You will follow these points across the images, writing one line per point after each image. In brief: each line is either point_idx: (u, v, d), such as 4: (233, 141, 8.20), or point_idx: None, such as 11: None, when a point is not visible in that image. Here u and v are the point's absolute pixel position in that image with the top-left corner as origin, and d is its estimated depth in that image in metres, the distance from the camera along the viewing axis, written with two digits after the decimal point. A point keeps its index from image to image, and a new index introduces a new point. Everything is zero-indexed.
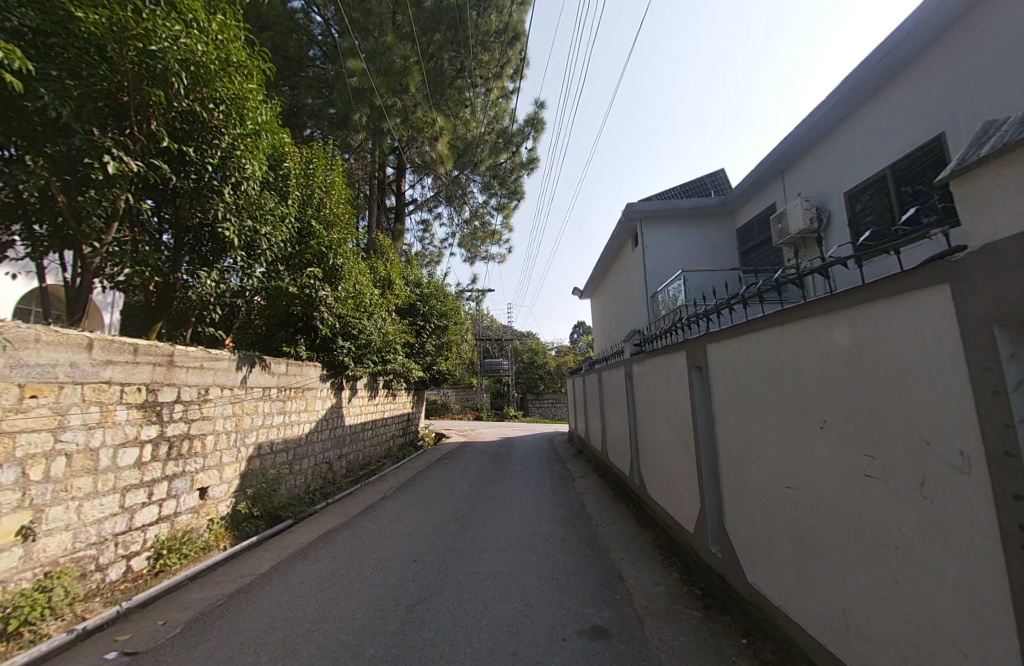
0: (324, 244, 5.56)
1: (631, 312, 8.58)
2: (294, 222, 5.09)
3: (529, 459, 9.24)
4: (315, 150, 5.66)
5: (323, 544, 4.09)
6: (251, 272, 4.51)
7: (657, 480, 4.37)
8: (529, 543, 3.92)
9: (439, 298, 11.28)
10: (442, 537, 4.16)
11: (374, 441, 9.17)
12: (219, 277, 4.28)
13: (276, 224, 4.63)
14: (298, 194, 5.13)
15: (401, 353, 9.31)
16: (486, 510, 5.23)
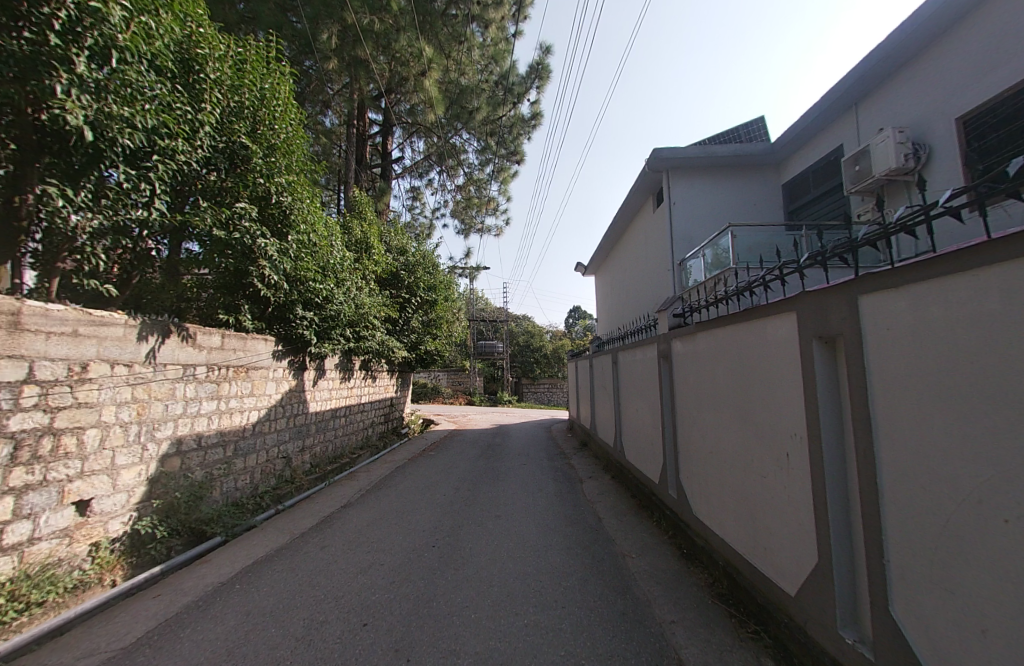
0: (259, 173, 4.57)
1: (648, 286, 7.32)
2: (209, 141, 4.07)
3: (527, 453, 8.11)
4: (252, 51, 4.60)
5: (241, 585, 2.91)
6: (144, 193, 3.67)
7: (718, 499, 3.30)
8: (536, 592, 2.76)
9: (427, 269, 9.88)
10: (415, 576, 2.99)
11: (349, 430, 7.96)
12: (82, 191, 3.32)
13: (178, 135, 3.74)
14: (217, 104, 4.15)
15: (380, 329, 8.03)
16: (476, 528, 4.11)
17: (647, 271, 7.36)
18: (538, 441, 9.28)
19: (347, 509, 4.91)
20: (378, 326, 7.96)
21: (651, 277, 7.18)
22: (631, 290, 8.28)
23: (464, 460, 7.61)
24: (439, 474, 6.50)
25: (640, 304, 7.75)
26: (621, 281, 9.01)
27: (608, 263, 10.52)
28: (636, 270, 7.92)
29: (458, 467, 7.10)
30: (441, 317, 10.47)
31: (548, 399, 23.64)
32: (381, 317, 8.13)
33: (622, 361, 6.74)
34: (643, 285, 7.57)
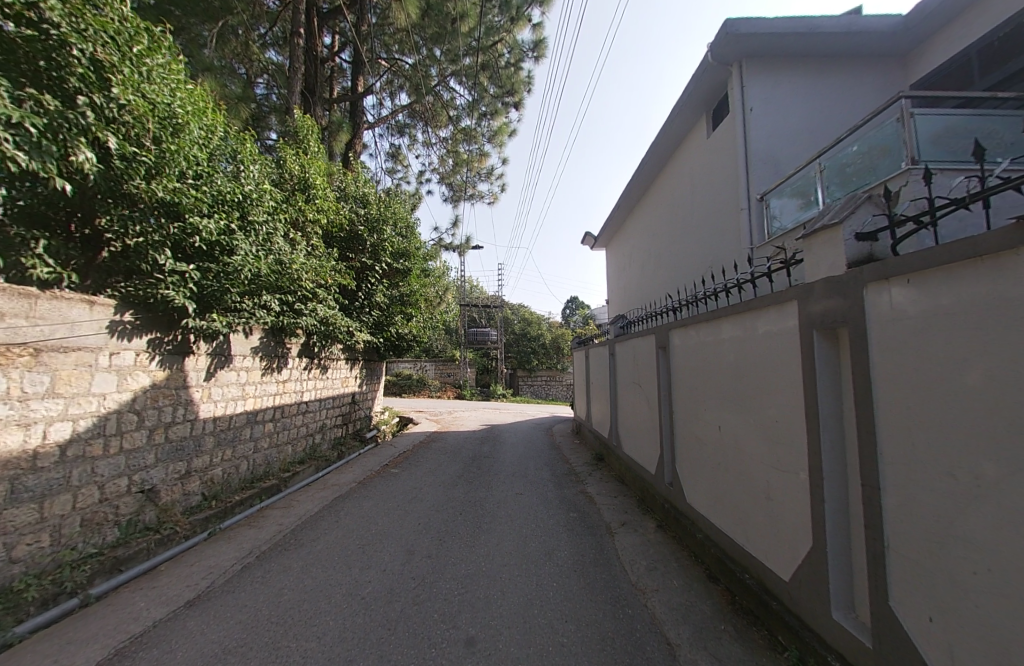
0: None
1: (696, 242, 5.09)
2: None
3: (535, 461, 5.88)
4: None
5: None
6: None
7: None
8: None
9: (402, 226, 7.43)
10: None
11: (280, 442, 5.50)
12: None
13: None
14: None
15: (331, 302, 5.98)
16: (443, 647, 2.02)
17: (694, 220, 5.15)
18: (544, 446, 7.09)
19: (217, 580, 2.73)
20: (319, 295, 5.67)
21: (702, 228, 4.96)
22: (666, 253, 6.04)
23: (448, 470, 5.40)
24: (404, 498, 4.29)
25: (682, 269, 5.52)
26: (650, 244, 6.77)
27: (627, 227, 8.23)
28: (675, 224, 5.71)
29: (435, 481, 4.86)
30: (418, 291, 7.74)
31: (546, 394, 21.49)
32: (332, 286, 5.99)
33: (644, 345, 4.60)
34: (687, 241, 5.33)
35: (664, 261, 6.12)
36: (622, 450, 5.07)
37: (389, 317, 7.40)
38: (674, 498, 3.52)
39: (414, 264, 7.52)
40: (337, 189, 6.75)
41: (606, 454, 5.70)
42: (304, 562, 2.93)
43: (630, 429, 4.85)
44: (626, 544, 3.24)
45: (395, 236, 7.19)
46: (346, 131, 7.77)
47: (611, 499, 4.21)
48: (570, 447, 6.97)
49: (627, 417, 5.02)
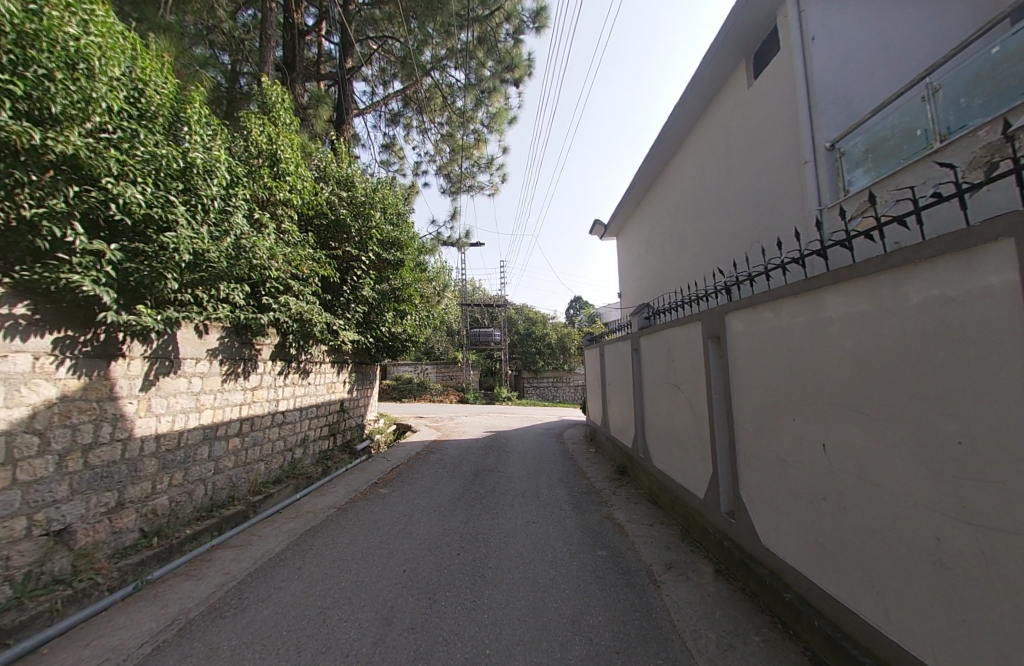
0: None
1: (735, 212, 4.22)
2: None
3: (549, 477, 5.00)
4: None
5: None
6: None
7: None
8: None
9: (392, 211, 6.57)
10: None
11: (249, 460, 4.62)
12: None
13: None
14: None
15: (309, 295, 5.12)
16: None
17: (732, 187, 4.27)
18: (557, 457, 6.22)
19: None
20: (292, 288, 4.83)
21: (742, 195, 4.09)
22: (694, 232, 5.17)
23: (446, 490, 4.54)
24: (389, 531, 3.44)
25: (716, 248, 4.64)
26: (672, 224, 5.91)
27: (643, 210, 7.37)
28: (705, 196, 4.85)
29: (429, 507, 4.00)
30: (412, 284, 6.85)
31: (553, 396, 20.66)
32: (312, 277, 5.15)
33: (674, 336, 3.70)
34: (723, 214, 4.45)
35: (690, 244, 5.28)
36: (652, 463, 4.19)
37: (379, 313, 6.54)
38: (737, 536, 2.62)
39: (407, 255, 6.66)
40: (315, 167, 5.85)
41: (632, 467, 4.82)
42: (239, 640, 2.11)
43: (660, 439, 3.97)
44: (681, 602, 2.37)
45: (384, 223, 6.33)
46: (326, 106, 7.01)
47: (647, 530, 3.33)
48: (586, 456, 6.09)
49: (654, 424, 4.12)
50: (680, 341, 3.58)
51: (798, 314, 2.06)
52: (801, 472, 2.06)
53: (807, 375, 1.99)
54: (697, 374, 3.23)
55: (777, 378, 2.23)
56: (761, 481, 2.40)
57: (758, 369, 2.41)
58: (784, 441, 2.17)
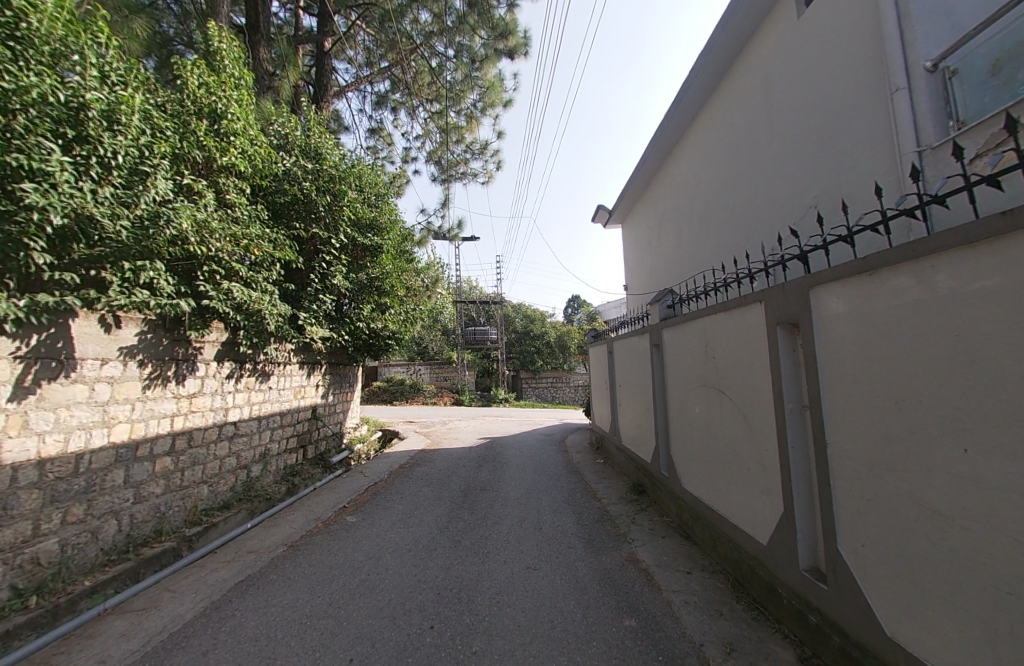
0: None
1: (784, 173, 3.40)
2: None
3: (552, 498, 4.15)
4: None
5: None
6: None
7: None
8: None
9: (369, 191, 5.71)
10: None
11: (184, 484, 3.76)
12: None
13: None
14: None
15: (263, 281, 4.24)
16: None
17: (778, 143, 3.45)
18: (560, 470, 5.38)
19: None
20: (240, 273, 3.95)
21: (793, 149, 3.27)
22: (723, 206, 4.35)
23: (427, 518, 3.69)
24: (344, 585, 2.60)
25: (755, 221, 3.82)
26: (693, 200, 5.09)
27: (654, 190, 6.54)
28: (739, 159, 4.03)
29: (402, 544, 3.15)
30: (394, 273, 5.95)
31: (552, 397, 19.80)
32: (268, 261, 4.29)
33: (708, 324, 2.86)
34: (765, 177, 3.63)
35: (719, 219, 4.45)
36: (680, 486, 3.35)
37: (355, 306, 5.64)
38: (833, 612, 1.79)
39: (388, 241, 5.81)
40: (274, 131, 4.83)
41: (650, 487, 3.98)
42: None
43: (691, 458, 3.13)
44: None
45: (359, 202, 5.47)
46: (293, 67, 6.17)
47: (684, 584, 2.49)
48: (593, 469, 5.25)
49: (682, 438, 3.28)
50: (717, 331, 2.72)
51: (973, 275, 1.22)
52: (980, 543, 1.23)
53: (998, 377, 1.17)
54: (747, 374, 2.39)
55: (918, 382, 1.39)
56: (879, 539, 1.57)
57: (874, 365, 1.57)
58: (942, 486, 1.33)
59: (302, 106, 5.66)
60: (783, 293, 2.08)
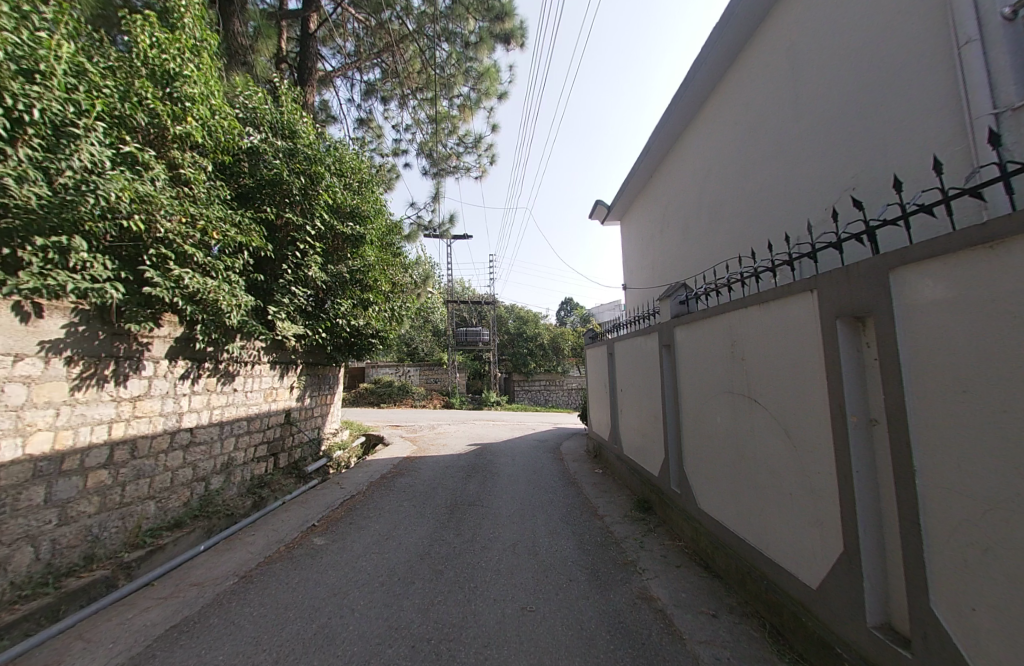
0: None
1: (822, 149, 3.03)
2: None
3: (548, 516, 3.69)
4: None
5: None
6: None
7: None
8: None
9: (349, 177, 5.24)
10: None
11: (125, 501, 3.25)
12: None
13: None
14: None
15: (224, 270, 3.74)
16: None
17: (815, 117, 3.10)
18: (556, 481, 4.93)
19: None
20: (195, 258, 3.44)
21: (834, 122, 2.92)
22: (742, 191, 3.98)
23: (405, 541, 3.22)
24: (298, 632, 2.12)
25: (783, 206, 3.44)
26: (703, 189, 4.73)
27: (658, 181, 6.17)
28: (762, 139, 3.68)
29: (374, 576, 2.68)
30: (377, 267, 5.48)
31: (545, 401, 19.34)
32: (229, 247, 3.79)
33: (734, 318, 2.43)
34: (798, 155, 3.26)
35: (738, 208, 4.06)
36: (697, 506, 2.92)
37: (334, 301, 5.15)
38: None
39: (370, 230, 5.33)
40: (240, 102, 4.34)
41: (657, 504, 3.55)
42: None
43: (712, 475, 2.71)
44: None
45: (339, 187, 5.00)
46: (270, 41, 5.69)
47: (710, 633, 2.05)
48: (592, 481, 4.80)
49: (701, 452, 2.85)
50: (746, 326, 2.30)
51: None
52: None
53: None
54: (790, 377, 1.96)
55: None
56: (1002, 604, 1.15)
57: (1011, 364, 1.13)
58: None
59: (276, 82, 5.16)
60: (844, 276, 1.66)
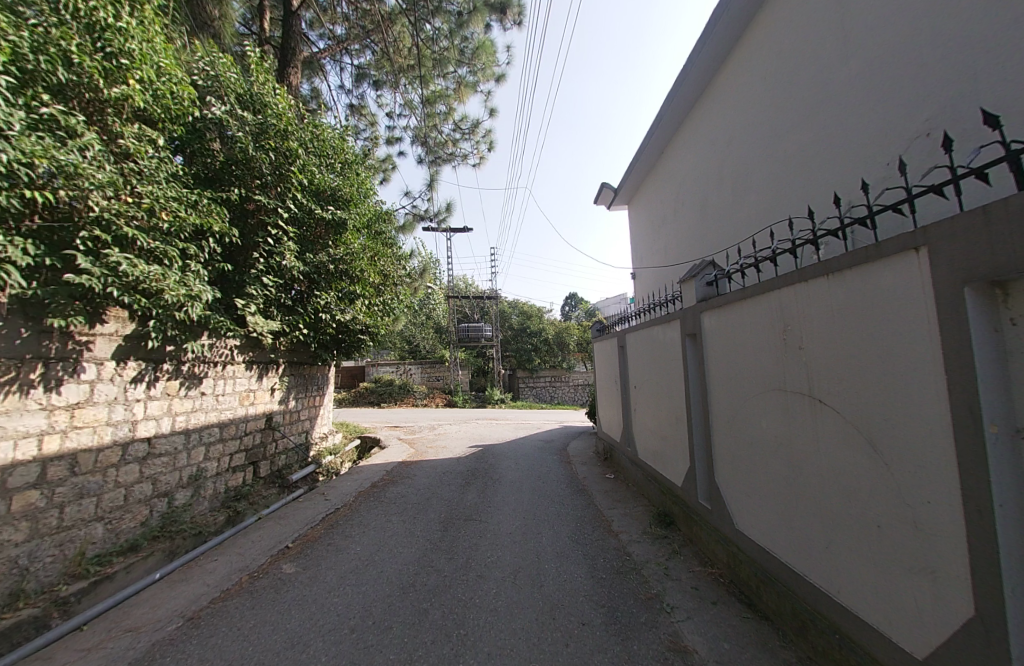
0: None
1: (892, 90, 2.51)
2: None
3: (555, 534, 3.21)
4: None
5: None
6: None
7: None
8: None
9: (327, 156, 4.72)
10: None
11: (65, 525, 2.80)
12: None
13: None
14: None
15: (178, 258, 3.27)
16: None
17: (875, 54, 2.59)
18: (565, 489, 4.44)
19: None
20: (138, 243, 2.97)
21: (904, 56, 2.41)
22: (784, 154, 3.48)
23: (388, 569, 2.73)
24: None
25: (836, 164, 2.94)
26: (730, 158, 4.23)
27: (672, 155, 5.64)
28: (809, 90, 3.17)
29: (346, 619, 2.20)
30: (363, 255, 4.99)
31: (551, 397, 18.86)
32: (183, 233, 3.33)
33: (786, 295, 1.92)
34: (859, 102, 2.75)
35: (779, 172, 3.53)
36: (734, 527, 2.42)
37: (316, 294, 4.67)
38: None
39: (354, 215, 4.85)
40: (196, 69, 3.82)
41: (681, 518, 3.06)
42: None
43: (757, 491, 2.20)
44: None
45: (317, 166, 4.51)
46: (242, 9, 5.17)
47: None
48: (603, 489, 4.30)
49: (740, 461, 2.36)
50: (807, 304, 1.79)
51: None
52: None
53: None
54: (879, 367, 1.46)
55: None
56: None
57: None
58: None
59: (247, 52, 4.67)
60: (975, 220, 1.14)
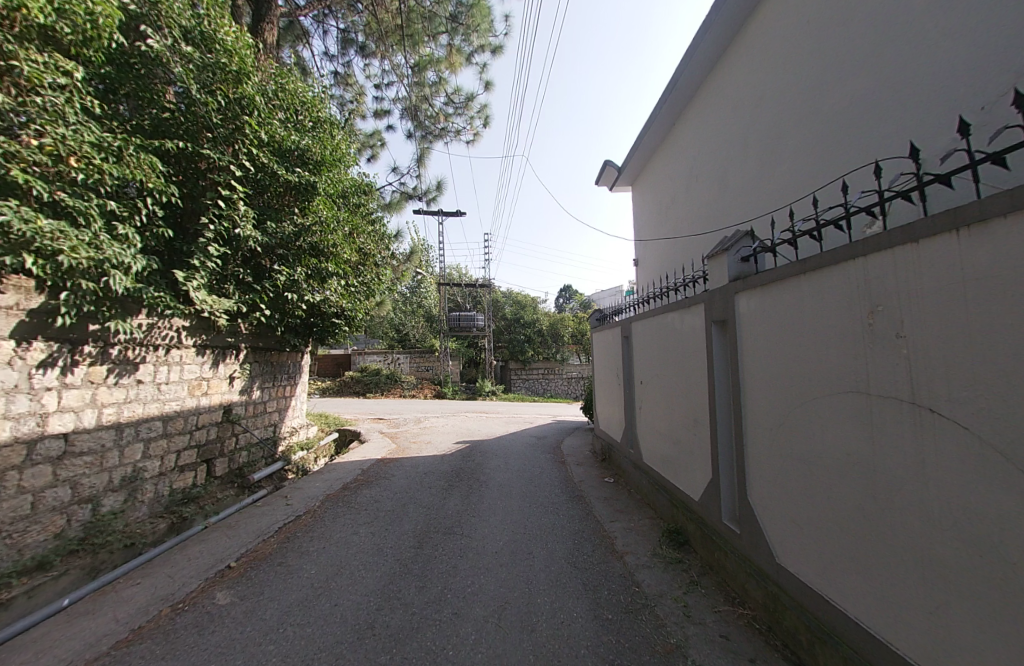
0: None
1: (987, 17, 2.00)
2: None
3: (547, 554, 2.72)
4: None
5: None
6: None
7: None
8: None
9: (293, 112, 4.12)
10: None
11: None
12: None
13: None
14: None
15: (96, 216, 2.68)
16: None
17: None
18: (559, 494, 3.96)
19: None
20: (36, 193, 2.38)
21: None
22: (828, 111, 2.96)
23: (345, 601, 2.23)
24: None
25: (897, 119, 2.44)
26: (758, 122, 3.71)
27: (686, 126, 5.11)
28: (866, 30, 2.64)
29: None
30: (336, 227, 4.41)
31: (544, 390, 18.41)
32: (104, 186, 2.73)
33: (875, 262, 1.41)
34: (935, 37, 2.24)
35: (821, 134, 3.04)
36: (774, 560, 1.94)
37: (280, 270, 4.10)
38: None
39: (325, 181, 4.26)
40: None
41: (698, 538, 2.59)
42: None
43: (812, 517, 1.72)
44: None
45: (279, 121, 3.90)
46: None
47: None
48: (602, 496, 3.82)
49: (788, 477, 1.87)
50: (912, 272, 1.29)
51: None
52: None
53: None
54: None
55: None
56: None
57: None
58: None
59: None
60: None
